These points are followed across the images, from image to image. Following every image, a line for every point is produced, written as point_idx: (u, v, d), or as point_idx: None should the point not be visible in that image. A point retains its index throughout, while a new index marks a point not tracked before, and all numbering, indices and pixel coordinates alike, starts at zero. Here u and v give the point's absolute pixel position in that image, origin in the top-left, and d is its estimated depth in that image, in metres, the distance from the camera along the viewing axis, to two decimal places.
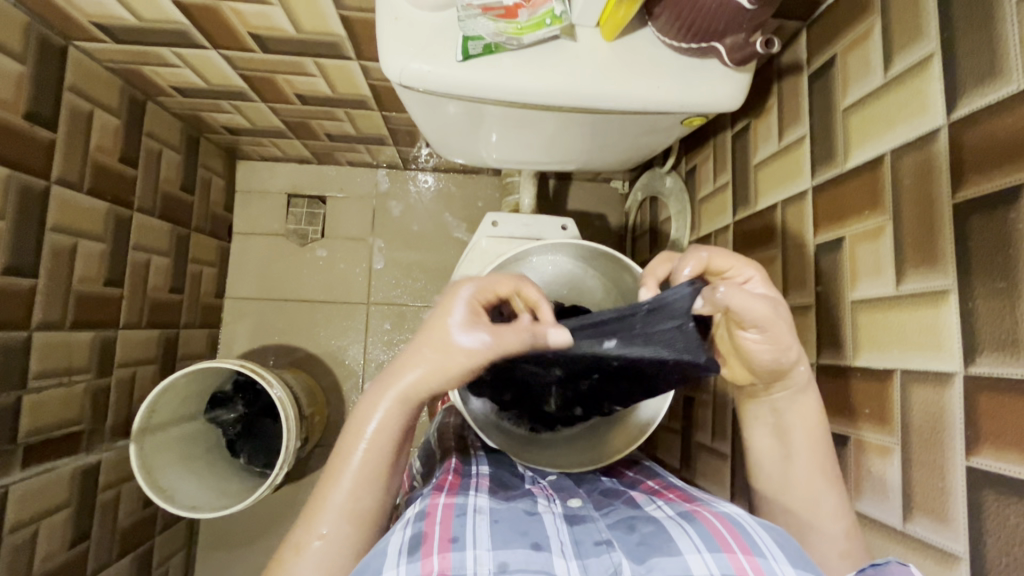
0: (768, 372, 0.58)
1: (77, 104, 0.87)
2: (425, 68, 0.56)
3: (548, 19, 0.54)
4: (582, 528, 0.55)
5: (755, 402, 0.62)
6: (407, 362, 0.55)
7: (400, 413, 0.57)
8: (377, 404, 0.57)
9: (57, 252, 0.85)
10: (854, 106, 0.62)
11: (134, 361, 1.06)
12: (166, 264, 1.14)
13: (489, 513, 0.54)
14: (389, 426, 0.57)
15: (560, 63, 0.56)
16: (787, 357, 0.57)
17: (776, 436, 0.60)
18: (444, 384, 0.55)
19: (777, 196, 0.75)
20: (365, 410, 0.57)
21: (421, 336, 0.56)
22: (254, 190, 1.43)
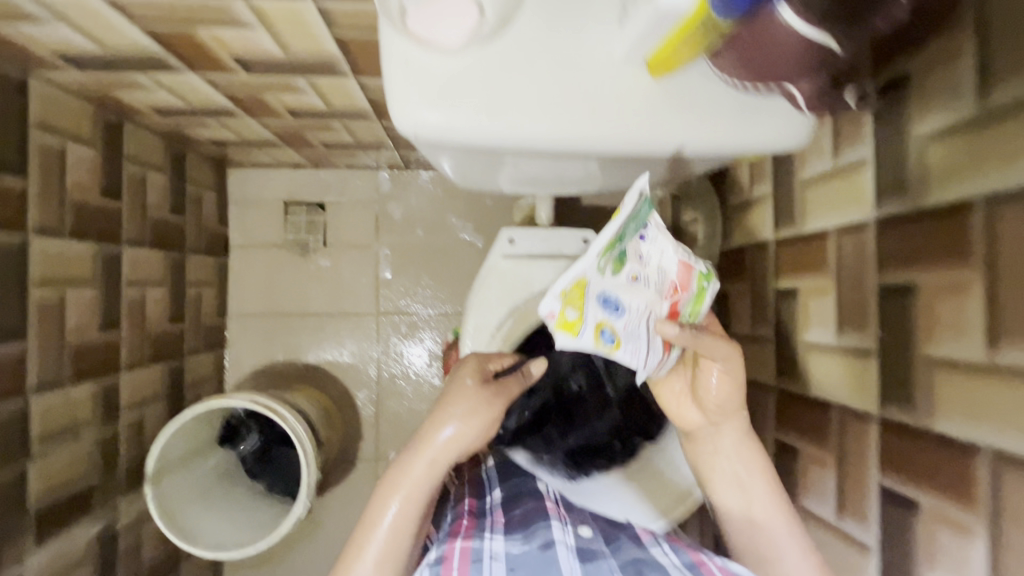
0: (706, 415, 0.68)
1: (47, 141, 0.78)
2: (435, 118, 0.49)
3: (705, 281, 0.61)
4: (593, 564, 0.56)
5: (706, 449, 0.70)
6: (432, 428, 0.65)
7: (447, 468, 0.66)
8: (401, 473, 0.64)
9: (44, 308, 0.78)
10: (935, 136, 0.53)
11: (141, 401, 1.00)
12: (164, 294, 1.08)
13: (507, 559, 0.56)
14: (418, 490, 0.64)
15: (617, 109, 0.49)
16: (731, 406, 0.67)
17: (738, 486, 0.68)
18: (465, 443, 0.66)
19: (834, 220, 0.68)
20: (393, 474, 0.64)
21: (438, 412, 0.66)
22: (249, 199, 1.35)
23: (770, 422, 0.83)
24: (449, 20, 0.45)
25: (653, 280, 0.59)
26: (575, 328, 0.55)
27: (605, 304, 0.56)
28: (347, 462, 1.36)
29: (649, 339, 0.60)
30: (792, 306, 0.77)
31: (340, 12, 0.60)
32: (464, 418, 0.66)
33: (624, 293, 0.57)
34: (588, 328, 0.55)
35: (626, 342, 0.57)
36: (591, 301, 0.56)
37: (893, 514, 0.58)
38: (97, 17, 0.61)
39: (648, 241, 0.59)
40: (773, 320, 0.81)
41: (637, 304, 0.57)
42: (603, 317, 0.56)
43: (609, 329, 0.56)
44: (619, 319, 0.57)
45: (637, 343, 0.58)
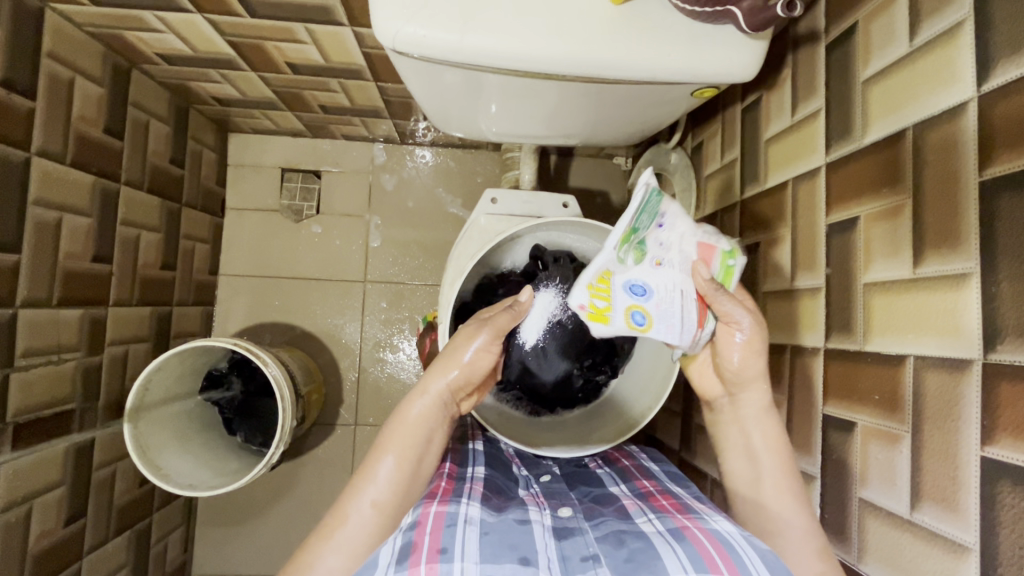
0: (728, 380, 0.66)
1: (57, 71, 0.83)
2: (420, 32, 0.53)
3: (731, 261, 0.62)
4: (571, 541, 0.57)
5: (724, 419, 0.67)
6: (442, 365, 0.73)
7: (448, 405, 0.73)
8: (412, 406, 0.71)
9: (41, 227, 0.82)
10: (875, 77, 0.58)
11: (126, 339, 1.03)
12: (157, 240, 1.11)
13: (481, 524, 0.56)
14: (428, 417, 0.71)
15: (583, 31, 0.54)
16: (754, 374, 0.64)
17: (748, 458, 0.64)
18: (472, 374, 0.73)
19: (789, 173, 0.72)
20: (405, 408, 0.71)
21: (446, 354, 0.74)
22: (247, 164, 1.39)
23: None
24: None
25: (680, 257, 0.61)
26: (603, 316, 0.61)
27: (632, 290, 0.60)
28: (325, 426, 1.37)
29: (685, 314, 0.61)
30: (753, 260, 0.80)
31: None
32: (469, 354, 0.73)
33: (651, 278, 0.60)
34: (618, 305, 0.61)
35: (658, 320, 0.61)
36: (618, 289, 0.60)
37: (833, 439, 0.61)
38: None
39: (668, 224, 0.61)
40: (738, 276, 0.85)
41: (668, 283, 0.61)
42: (633, 300, 0.61)
43: (642, 312, 0.61)
44: (649, 301, 0.60)
45: (673, 319, 0.61)
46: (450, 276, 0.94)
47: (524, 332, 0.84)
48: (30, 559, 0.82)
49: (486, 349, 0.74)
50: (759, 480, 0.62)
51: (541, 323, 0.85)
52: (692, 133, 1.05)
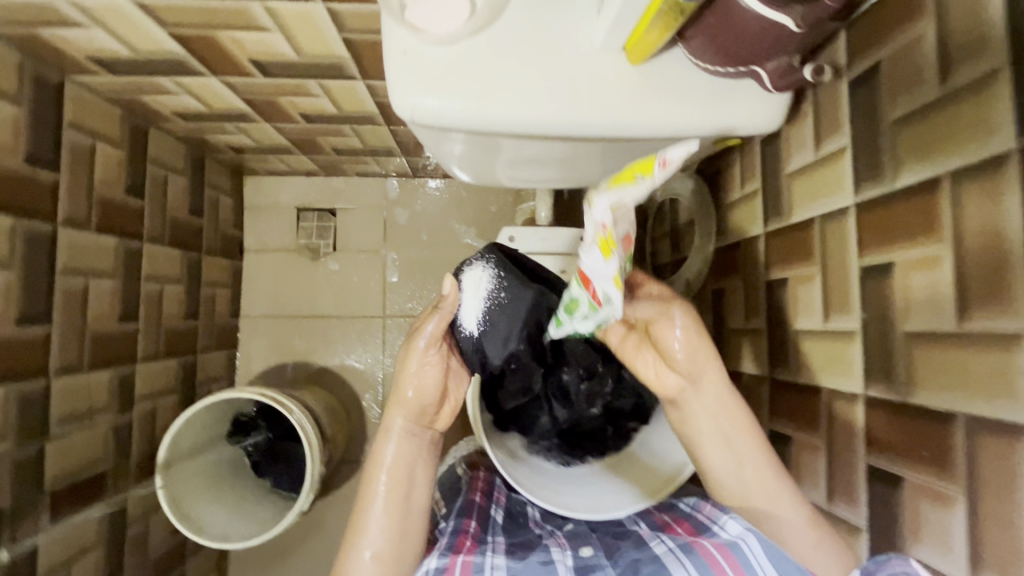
0: (680, 373, 0.68)
1: (78, 141, 0.84)
2: (437, 104, 0.53)
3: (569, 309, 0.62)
4: None
5: (692, 410, 0.70)
6: (397, 396, 0.72)
7: (418, 431, 0.73)
8: (381, 447, 0.72)
9: (69, 295, 0.83)
10: (903, 121, 0.56)
11: (154, 393, 1.04)
12: (180, 291, 1.12)
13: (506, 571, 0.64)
14: (398, 453, 0.71)
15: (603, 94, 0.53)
16: (702, 356, 0.67)
17: (726, 446, 0.69)
18: (429, 390, 0.72)
19: (816, 210, 0.71)
20: (376, 451, 0.72)
21: (396, 382, 0.73)
22: (263, 205, 1.41)
23: (764, 414, 0.83)
24: (443, 13, 0.50)
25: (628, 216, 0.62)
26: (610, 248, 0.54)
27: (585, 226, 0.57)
28: (351, 463, 1.37)
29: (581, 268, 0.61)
30: (781, 295, 0.79)
31: (350, 16, 0.65)
32: (414, 375, 0.71)
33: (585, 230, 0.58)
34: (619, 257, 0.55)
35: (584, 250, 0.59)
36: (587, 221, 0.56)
37: (879, 492, 0.59)
38: (132, 23, 0.67)
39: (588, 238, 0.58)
40: (765, 311, 0.83)
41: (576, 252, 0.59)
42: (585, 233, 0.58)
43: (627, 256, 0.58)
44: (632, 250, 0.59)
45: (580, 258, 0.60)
46: None
47: (463, 321, 0.75)
48: None
49: (424, 363, 0.71)
50: (767, 514, 0.66)
51: (478, 307, 0.76)
52: (709, 160, 1.03)
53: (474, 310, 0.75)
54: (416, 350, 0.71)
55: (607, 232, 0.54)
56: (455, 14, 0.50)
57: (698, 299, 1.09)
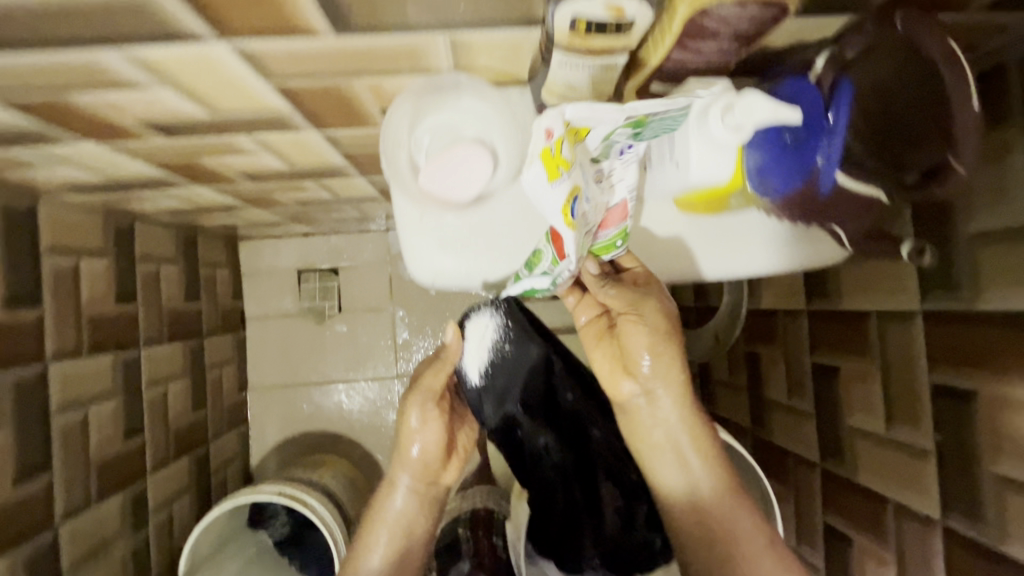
0: (636, 379, 0.61)
1: (60, 263, 0.78)
2: (450, 268, 0.52)
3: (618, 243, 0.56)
4: None
5: (644, 422, 0.62)
6: (400, 452, 0.71)
7: (420, 489, 0.72)
8: (385, 500, 0.72)
9: (68, 432, 0.77)
10: (985, 238, 0.51)
11: (169, 499, 1.00)
12: (184, 384, 1.07)
13: None
14: (399, 511, 0.71)
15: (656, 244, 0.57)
16: (665, 364, 0.60)
17: (681, 464, 0.61)
18: (430, 451, 0.71)
19: (871, 304, 0.65)
20: (379, 501, 0.72)
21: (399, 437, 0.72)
22: (261, 270, 1.34)
23: (817, 504, 0.78)
24: (461, 174, 0.45)
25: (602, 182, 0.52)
26: (557, 168, 0.44)
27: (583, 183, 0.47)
28: None
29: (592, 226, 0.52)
30: (832, 383, 0.73)
31: (346, 137, 0.58)
32: (416, 435, 0.70)
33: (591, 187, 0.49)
34: (565, 183, 0.44)
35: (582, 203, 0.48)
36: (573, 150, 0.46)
37: None
38: (104, 159, 0.60)
39: (627, 159, 0.52)
40: (813, 394, 0.78)
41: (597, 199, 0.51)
42: (580, 185, 0.46)
43: (583, 196, 0.45)
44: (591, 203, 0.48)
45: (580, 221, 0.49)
46: None
47: (468, 370, 0.72)
48: None
49: (425, 419, 0.69)
50: None
51: (480, 355, 0.72)
52: None
53: (477, 357, 0.71)
54: (418, 408, 0.69)
55: (554, 146, 0.44)
56: (471, 184, 0.45)
57: (729, 356, 1.04)
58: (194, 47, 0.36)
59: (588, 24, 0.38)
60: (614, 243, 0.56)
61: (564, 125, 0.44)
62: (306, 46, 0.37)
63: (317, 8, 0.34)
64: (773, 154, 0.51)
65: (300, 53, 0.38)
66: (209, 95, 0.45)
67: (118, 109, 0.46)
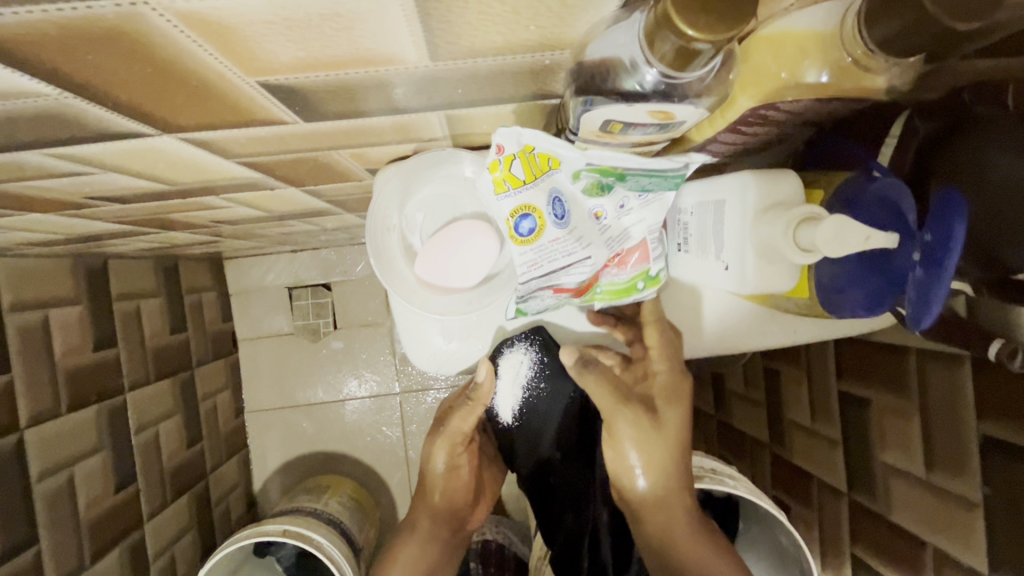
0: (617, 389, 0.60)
1: (26, 320, 0.72)
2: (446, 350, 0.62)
3: (640, 284, 0.53)
4: None
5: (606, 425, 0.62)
6: (426, 490, 0.71)
7: (443, 531, 0.71)
8: (407, 546, 0.69)
9: (53, 498, 0.73)
10: None
11: (170, 543, 0.96)
12: (177, 421, 1.02)
13: None
14: (423, 557, 0.68)
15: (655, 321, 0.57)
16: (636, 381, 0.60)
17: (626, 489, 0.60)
18: (455, 489, 0.70)
19: (913, 339, 0.60)
20: (400, 549, 0.69)
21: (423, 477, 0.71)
22: (250, 289, 1.28)
23: (845, 533, 0.75)
24: (454, 268, 0.51)
25: (611, 233, 0.49)
26: (503, 183, 0.45)
27: (553, 204, 0.46)
28: None
29: (574, 263, 0.48)
30: (860, 414, 0.69)
31: (328, 189, 0.52)
32: (440, 475, 0.69)
33: (576, 207, 0.47)
34: (510, 199, 0.46)
35: (545, 242, 0.47)
36: (542, 182, 0.45)
37: None
38: (57, 222, 0.53)
39: (647, 201, 0.48)
40: (839, 422, 0.74)
41: (581, 231, 0.47)
42: (541, 205, 0.46)
43: (536, 215, 0.46)
44: (560, 228, 0.47)
45: (551, 257, 0.48)
46: None
47: (501, 408, 0.73)
48: None
49: (452, 460, 0.69)
50: None
51: (513, 392, 0.71)
52: None
53: (509, 395, 0.71)
54: (443, 449, 0.68)
55: (502, 163, 0.44)
56: (478, 263, 0.51)
57: (746, 368, 1.00)
58: (136, 141, 0.31)
59: (621, 123, 0.36)
60: (632, 287, 0.53)
61: (519, 146, 0.42)
62: (269, 129, 0.32)
63: (275, 98, 0.29)
64: (853, 267, 0.48)
65: (262, 136, 0.33)
66: (163, 174, 0.38)
67: (60, 190, 0.40)
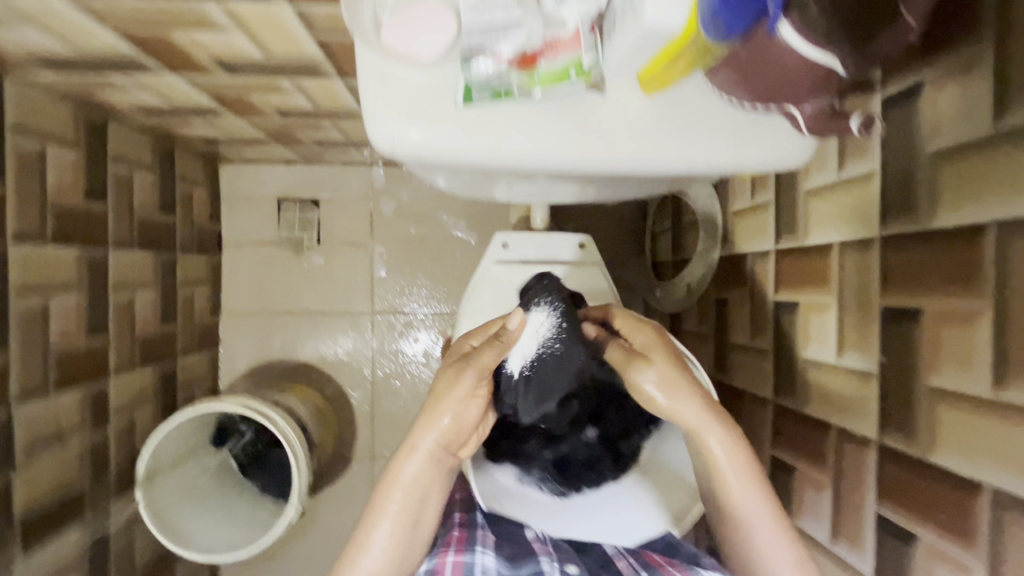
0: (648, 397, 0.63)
1: (25, 146, 0.76)
2: (416, 140, 0.52)
3: (573, 71, 0.49)
4: None
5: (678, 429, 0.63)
6: (429, 420, 0.64)
7: (443, 460, 0.65)
8: (401, 468, 0.63)
9: (27, 318, 0.77)
10: (943, 156, 0.51)
11: (131, 404, 0.99)
12: (154, 295, 1.06)
13: None
14: (419, 484, 0.63)
15: (575, 116, 0.52)
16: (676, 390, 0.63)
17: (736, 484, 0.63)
18: (465, 426, 0.64)
19: (836, 237, 0.65)
20: (397, 473, 0.63)
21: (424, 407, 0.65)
22: (240, 195, 1.33)
23: (767, 436, 0.80)
24: (406, 22, 0.48)
25: (548, 16, 0.49)
26: None
27: None
28: (341, 462, 1.35)
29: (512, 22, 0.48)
30: (790, 318, 0.75)
31: (320, 14, 0.57)
32: (451, 407, 0.64)
33: None
34: None
35: None
36: None
37: (888, 544, 0.57)
38: (70, 21, 0.58)
39: None
40: (771, 332, 0.79)
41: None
42: None
43: None
44: None
45: (491, 11, 0.48)
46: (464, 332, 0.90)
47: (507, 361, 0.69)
48: None
49: (470, 395, 0.64)
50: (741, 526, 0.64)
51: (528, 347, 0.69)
52: None
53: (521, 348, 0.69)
54: (463, 378, 0.63)
55: None
56: (427, 18, 0.48)
57: (700, 306, 1.05)
58: None
59: None
60: (566, 72, 0.49)
61: None
62: None
63: None
64: None
65: None
66: None
67: None
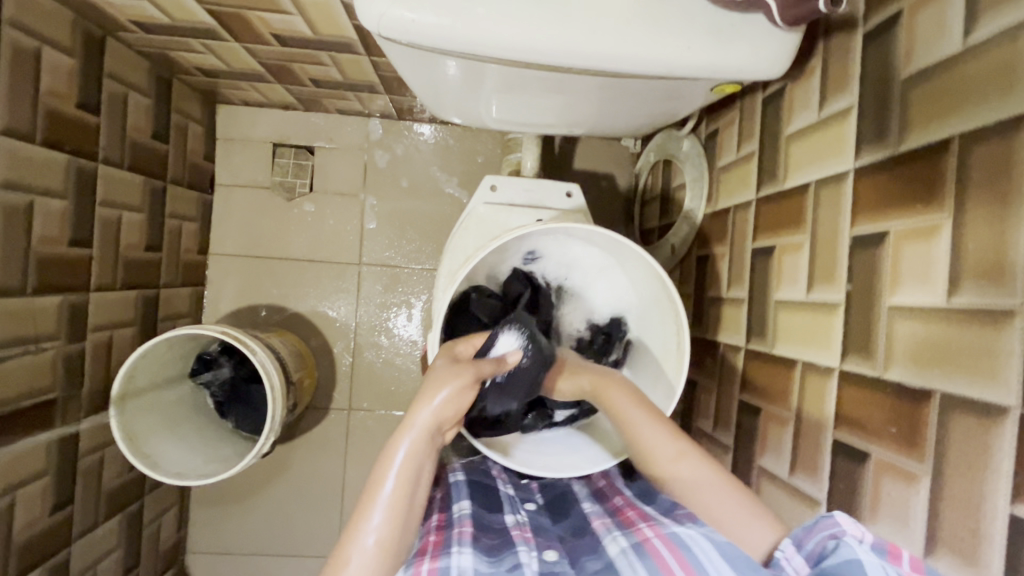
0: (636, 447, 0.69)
1: (22, 42, 0.76)
2: (408, 16, 0.54)
3: None
4: None
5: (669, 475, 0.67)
6: (425, 400, 0.63)
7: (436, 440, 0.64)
8: (395, 449, 0.62)
9: (9, 213, 0.77)
10: (915, 80, 0.52)
11: (111, 323, 1.00)
12: (141, 220, 1.07)
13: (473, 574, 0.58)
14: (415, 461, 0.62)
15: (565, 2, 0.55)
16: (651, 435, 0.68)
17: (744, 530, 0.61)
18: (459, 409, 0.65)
19: (813, 174, 0.66)
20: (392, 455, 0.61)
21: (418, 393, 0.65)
22: (236, 137, 1.33)
23: (737, 383, 0.81)
24: None
25: None
26: None
27: None
28: (318, 411, 1.35)
29: None
30: (766, 263, 0.76)
31: None
32: (445, 398, 0.64)
33: None
34: None
35: None
36: None
37: (842, 466, 0.58)
38: None
39: None
40: (747, 279, 0.80)
41: None
42: None
43: None
44: None
45: None
46: (447, 270, 0.91)
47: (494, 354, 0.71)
48: (15, 550, 0.80)
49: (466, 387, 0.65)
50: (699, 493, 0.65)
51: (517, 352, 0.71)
52: (706, 120, 0.98)
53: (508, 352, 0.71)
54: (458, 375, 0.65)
55: None
56: None
57: (682, 267, 1.06)
58: None
59: None
60: None
61: None
62: None
63: None
64: None
65: None
66: None
67: None
